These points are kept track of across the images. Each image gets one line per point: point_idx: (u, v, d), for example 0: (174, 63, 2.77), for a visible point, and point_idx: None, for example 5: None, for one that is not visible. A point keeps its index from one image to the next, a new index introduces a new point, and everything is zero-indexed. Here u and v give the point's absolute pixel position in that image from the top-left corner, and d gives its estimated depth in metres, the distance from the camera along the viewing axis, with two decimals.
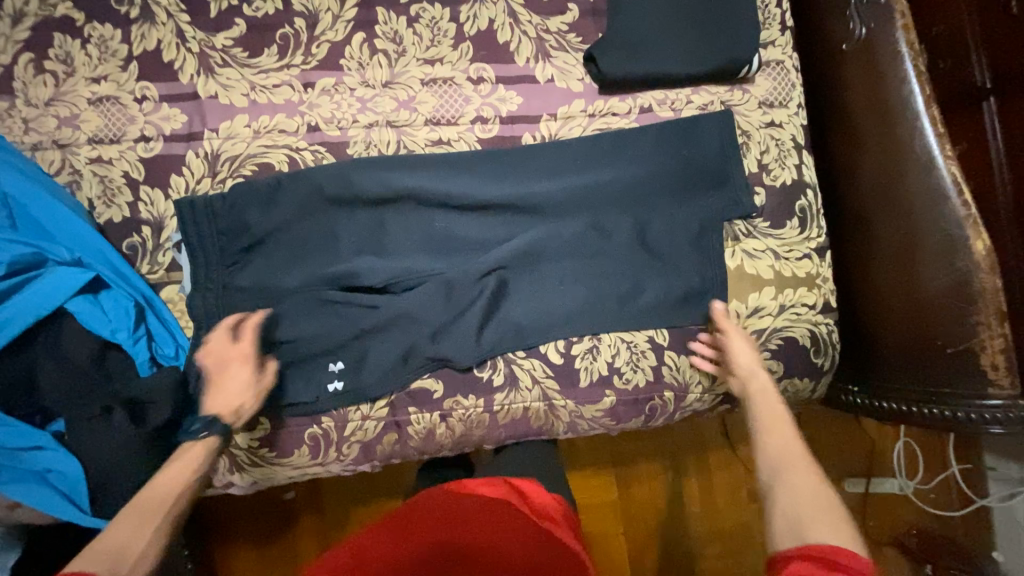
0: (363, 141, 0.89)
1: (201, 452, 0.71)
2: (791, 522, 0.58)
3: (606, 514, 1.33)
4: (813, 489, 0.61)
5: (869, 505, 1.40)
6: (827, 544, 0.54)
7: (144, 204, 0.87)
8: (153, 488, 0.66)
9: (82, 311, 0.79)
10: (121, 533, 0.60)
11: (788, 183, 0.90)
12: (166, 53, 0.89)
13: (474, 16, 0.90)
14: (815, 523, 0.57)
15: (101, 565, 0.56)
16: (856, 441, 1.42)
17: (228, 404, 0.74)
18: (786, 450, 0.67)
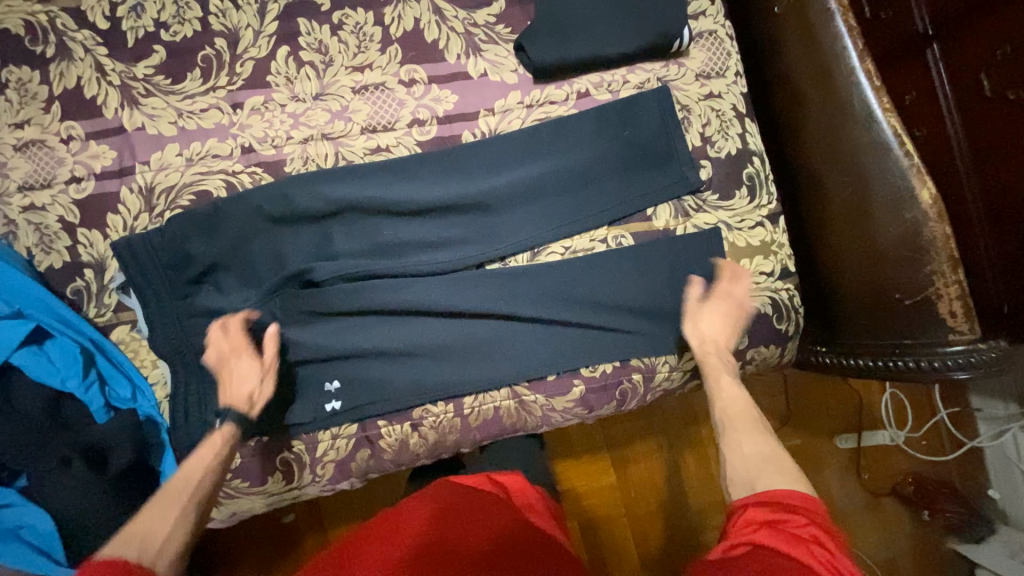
0: (300, 157, 0.87)
1: (222, 443, 0.71)
2: (744, 475, 0.63)
3: (605, 498, 1.33)
4: (761, 447, 0.67)
5: (861, 458, 1.41)
6: (778, 490, 0.59)
7: (84, 247, 0.85)
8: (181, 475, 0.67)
9: (28, 364, 0.77)
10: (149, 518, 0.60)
11: (733, 153, 0.89)
12: (88, 89, 0.86)
13: (398, 17, 0.88)
14: (763, 475, 0.62)
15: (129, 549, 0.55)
16: (842, 397, 1.43)
17: (238, 394, 0.76)
18: (734, 411, 0.73)
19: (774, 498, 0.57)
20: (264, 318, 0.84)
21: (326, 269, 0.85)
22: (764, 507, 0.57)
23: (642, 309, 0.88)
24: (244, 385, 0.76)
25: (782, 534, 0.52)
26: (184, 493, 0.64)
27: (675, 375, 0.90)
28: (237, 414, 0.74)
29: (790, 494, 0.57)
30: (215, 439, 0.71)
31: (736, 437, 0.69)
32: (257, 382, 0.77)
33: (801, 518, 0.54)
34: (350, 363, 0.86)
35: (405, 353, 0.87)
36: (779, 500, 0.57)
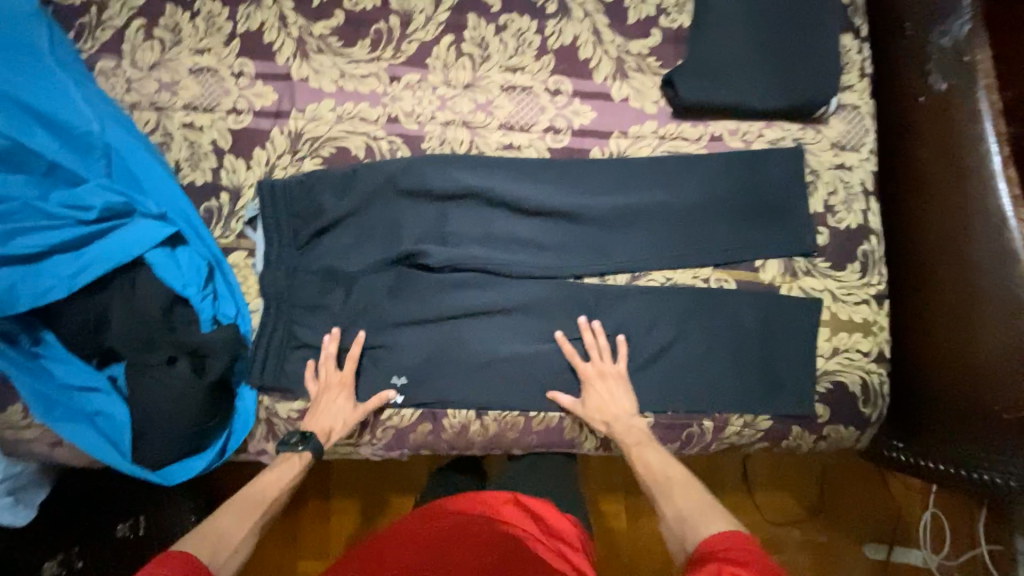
0: (438, 137, 0.92)
1: (296, 467, 0.78)
2: (677, 529, 0.65)
3: (610, 540, 1.30)
4: (686, 499, 0.68)
5: (887, 574, 1.33)
6: (702, 543, 0.60)
7: (226, 171, 0.91)
8: (256, 486, 0.74)
9: (159, 263, 0.81)
10: (226, 522, 0.67)
11: (853, 227, 0.89)
12: (267, 35, 0.94)
13: (559, 31, 0.93)
14: (700, 525, 0.63)
15: (205, 548, 0.63)
16: (877, 503, 1.37)
17: (321, 425, 0.81)
18: (663, 471, 0.74)
19: (700, 556, 0.58)
20: (372, 277, 0.88)
21: (437, 245, 0.88)
22: (691, 573, 0.56)
23: (731, 357, 0.86)
24: (331, 420, 0.82)
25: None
26: (258, 508, 0.71)
27: (746, 432, 0.87)
28: (317, 444, 0.80)
29: (714, 542, 0.59)
30: (291, 462, 0.78)
31: (662, 498, 0.71)
32: (341, 423, 0.82)
33: (718, 566, 0.54)
34: (433, 340, 0.88)
35: (486, 343, 0.88)
36: (707, 551, 0.58)
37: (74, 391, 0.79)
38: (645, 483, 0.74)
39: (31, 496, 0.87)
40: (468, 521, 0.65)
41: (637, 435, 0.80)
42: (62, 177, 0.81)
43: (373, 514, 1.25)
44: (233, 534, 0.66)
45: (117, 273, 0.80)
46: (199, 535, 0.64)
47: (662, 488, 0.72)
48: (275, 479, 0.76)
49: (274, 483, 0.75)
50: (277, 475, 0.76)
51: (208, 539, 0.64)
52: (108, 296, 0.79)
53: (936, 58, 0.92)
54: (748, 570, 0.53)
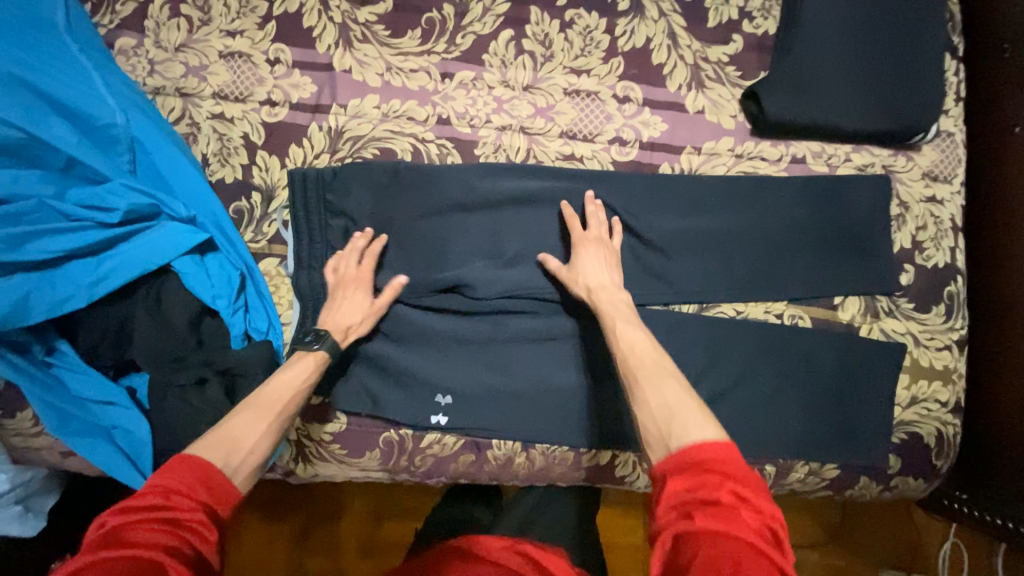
0: (493, 143, 0.84)
1: (309, 366, 0.68)
2: (656, 431, 0.56)
3: (628, 559, 1.21)
4: (665, 394, 0.59)
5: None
6: (691, 445, 0.52)
7: (259, 169, 0.83)
8: (271, 387, 0.64)
9: (187, 272, 0.73)
10: (239, 424, 0.59)
11: (940, 266, 0.82)
12: (307, 19, 0.85)
13: (631, 31, 0.84)
14: (684, 421, 0.55)
15: (217, 453, 0.54)
16: (902, 534, 1.29)
17: (340, 322, 0.74)
18: (646, 357, 0.64)
19: (690, 457, 0.51)
20: (415, 296, 0.80)
21: (492, 263, 0.81)
22: (684, 474, 0.50)
23: (799, 399, 0.80)
24: (347, 317, 0.74)
25: (719, 510, 0.46)
26: (277, 408, 0.62)
27: (810, 480, 0.81)
28: (334, 342, 0.71)
29: (702, 446, 0.51)
30: (308, 360, 0.69)
31: (641, 384, 0.61)
32: (358, 320, 0.75)
33: (719, 479, 0.48)
34: (480, 365, 0.81)
35: (538, 372, 0.81)
36: (694, 456, 0.51)
37: (91, 404, 0.72)
38: (622, 370, 0.65)
39: (40, 502, 0.84)
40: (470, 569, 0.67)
41: (623, 311, 0.72)
42: (81, 175, 0.73)
43: (383, 520, 1.14)
44: (250, 433, 0.58)
45: (140, 280, 0.72)
46: (212, 436, 0.57)
47: (650, 373, 0.62)
48: (291, 378, 0.66)
49: (291, 383, 0.65)
50: (288, 375, 0.66)
51: (221, 444, 0.56)
52: (131, 304, 0.72)
53: None
54: (747, 486, 0.48)
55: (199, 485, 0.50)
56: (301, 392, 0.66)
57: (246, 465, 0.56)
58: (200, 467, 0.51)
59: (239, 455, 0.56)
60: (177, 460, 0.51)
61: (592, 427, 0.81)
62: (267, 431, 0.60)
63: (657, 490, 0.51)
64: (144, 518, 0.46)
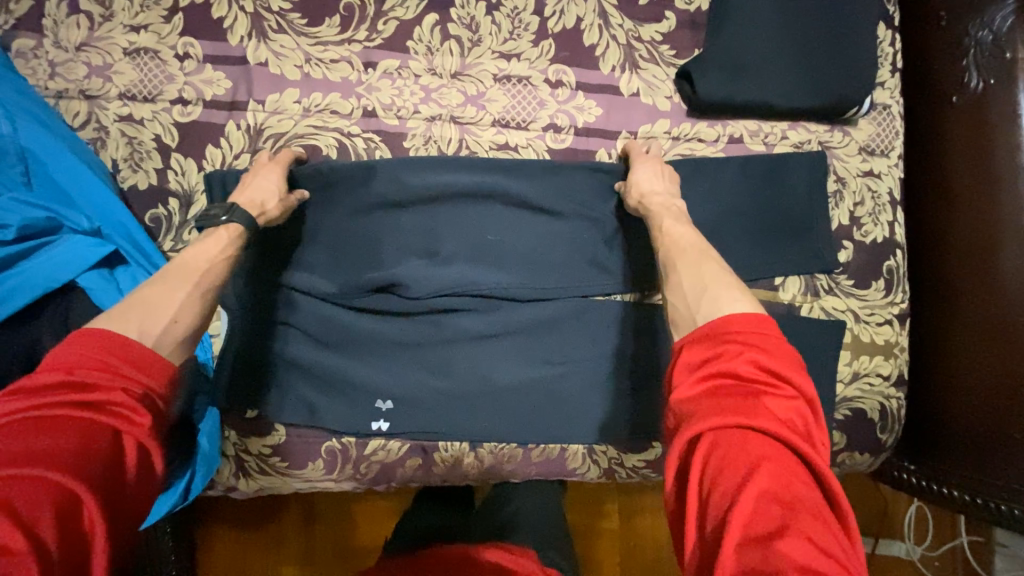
0: (423, 136, 0.80)
1: (225, 238, 0.62)
2: (685, 312, 0.55)
3: (603, 544, 1.23)
4: (707, 271, 0.58)
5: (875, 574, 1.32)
6: (720, 319, 0.50)
7: (174, 173, 0.78)
8: (187, 257, 0.58)
9: (93, 288, 0.68)
10: (157, 290, 0.52)
11: (879, 241, 0.82)
12: (216, 9, 0.80)
13: (560, 12, 0.81)
14: (720, 298, 0.53)
15: (132, 319, 0.48)
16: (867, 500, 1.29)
17: (250, 198, 0.68)
18: (691, 245, 0.63)
19: (713, 330, 0.50)
20: (347, 300, 0.77)
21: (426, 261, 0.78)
22: (705, 348, 0.49)
23: None
24: (257, 195, 0.69)
25: (737, 389, 0.45)
26: (194, 275, 0.56)
27: None
28: (246, 212, 0.66)
29: (732, 323, 0.49)
30: (221, 231, 0.63)
31: (678, 269, 0.60)
32: (273, 198, 0.70)
33: (745, 353, 0.47)
34: (421, 366, 0.79)
35: (482, 369, 0.79)
36: (721, 337, 0.49)
37: None
38: (662, 257, 0.64)
39: None
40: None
41: (674, 211, 0.69)
42: None
43: (357, 522, 1.11)
44: (171, 299, 0.52)
45: (45, 300, 0.68)
46: (127, 302, 0.50)
47: (691, 258, 0.61)
48: (204, 251, 0.60)
49: (204, 256, 0.59)
50: (200, 249, 0.60)
51: (136, 309, 0.50)
52: (35, 326, 0.67)
53: (974, 53, 0.83)
54: (770, 358, 0.47)
55: (111, 360, 0.44)
56: (220, 261, 0.59)
57: (170, 340, 0.50)
58: (118, 341, 0.45)
59: (159, 323, 0.49)
60: (82, 335, 0.45)
61: (540, 423, 0.79)
62: (190, 298, 0.54)
63: (673, 364, 0.50)
64: (58, 399, 0.41)
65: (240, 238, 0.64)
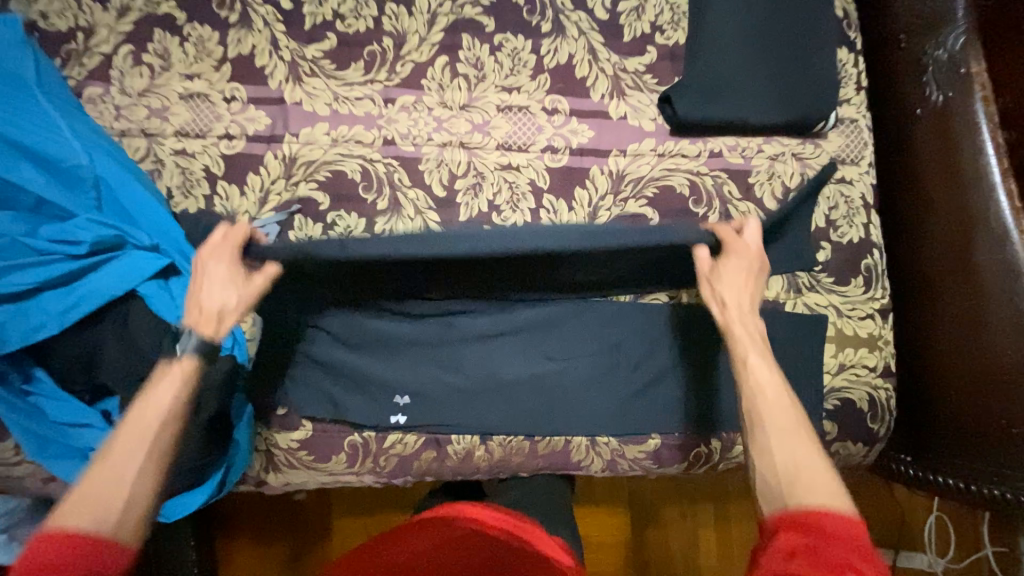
0: (435, 159, 0.91)
1: (184, 375, 0.65)
2: (777, 487, 0.57)
3: (615, 556, 1.29)
4: (806, 452, 0.60)
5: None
6: (817, 510, 0.53)
7: (220, 198, 0.89)
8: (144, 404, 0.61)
9: (151, 295, 0.77)
10: (115, 462, 0.56)
11: (855, 241, 0.88)
12: (259, 59, 0.93)
13: (554, 50, 0.93)
14: (812, 486, 0.56)
15: (88, 517, 0.52)
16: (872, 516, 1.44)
17: (212, 303, 0.70)
18: (782, 407, 0.63)
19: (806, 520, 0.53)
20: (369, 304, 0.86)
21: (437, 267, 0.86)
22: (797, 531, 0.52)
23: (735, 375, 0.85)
24: (221, 294, 0.71)
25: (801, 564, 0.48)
26: (153, 423, 0.60)
27: None
28: (201, 335, 0.67)
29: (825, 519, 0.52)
30: (174, 369, 0.64)
31: (768, 435, 0.62)
32: (233, 296, 0.72)
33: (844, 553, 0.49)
34: (435, 363, 0.86)
35: (491, 366, 0.86)
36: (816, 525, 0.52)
37: (67, 427, 0.78)
38: (746, 407, 0.65)
39: (22, 531, 0.94)
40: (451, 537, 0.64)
41: (759, 344, 0.70)
42: (50, 213, 0.79)
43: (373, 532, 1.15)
44: (127, 471, 0.56)
45: (106, 306, 0.77)
46: (81, 489, 0.54)
47: (785, 427, 0.62)
48: (164, 391, 0.63)
49: (161, 403, 0.61)
50: (162, 389, 0.63)
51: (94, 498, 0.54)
52: (99, 329, 0.77)
53: (931, 71, 0.92)
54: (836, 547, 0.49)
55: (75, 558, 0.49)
56: (176, 404, 0.62)
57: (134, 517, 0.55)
58: (68, 540, 0.50)
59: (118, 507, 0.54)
60: (39, 539, 0.50)
61: (546, 417, 0.86)
62: (147, 467, 0.57)
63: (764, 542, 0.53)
64: None
65: (196, 364, 0.66)
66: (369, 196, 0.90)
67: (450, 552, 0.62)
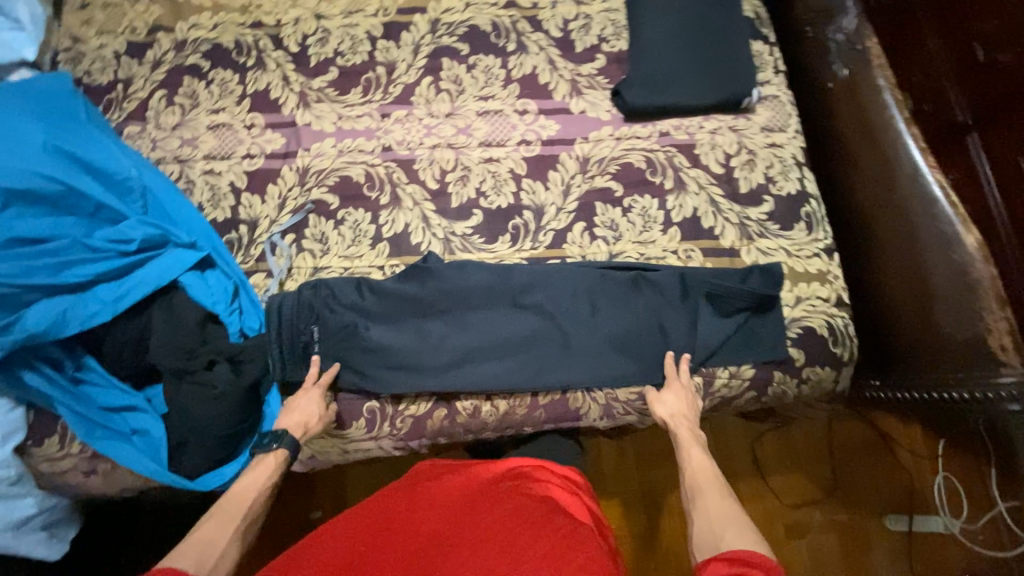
0: (427, 159, 1.06)
1: (274, 463, 0.83)
2: (710, 539, 0.73)
3: (633, 548, 1.40)
4: (723, 507, 0.77)
5: (915, 547, 1.53)
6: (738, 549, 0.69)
7: (244, 207, 1.03)
8: (239, 490, 0.79)
9: (192, 283, 0.92)
10: (208, 530, 0.72)
11: (792, 193, 1.02)
12: (273, 92, 1.11)
13: (520, 64, 1.11)
14: (729, 531, 0.72)
15: (189, 561, 0.68)
16: (880, 484, 1.59)
17: (299, 421, 0.87)
18: (705, 475, 0.83)
19: (738, 556, 0.66)
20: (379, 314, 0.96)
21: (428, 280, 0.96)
22: (726, 561, 0.66)
23: (704, 315, 0.96)
24: (306, 412, 0.87)
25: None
26: (238, 514, 0.75)
27: (734, 383, 0.96)
28: (293, 439, 0.84)
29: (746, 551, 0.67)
30: (270, 459, 0.83)
31: (700, 501, 0.80)
32: (317, 411, 0.88)
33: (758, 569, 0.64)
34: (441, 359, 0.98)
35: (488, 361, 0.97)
36: (741, 557, 0.66)
37: (116, 408, 0.90)
38: (687, 479, 0.84)
39: (64, 531, 0.96)
40: (475, 485, 0.85)
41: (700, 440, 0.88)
42: (105, 218, 0.92)
43: None
44: (220, 538, 0.71)
45: (152, 297, 0.91)
46: (187, 544, 0.70)
47: (710, 489, 0.81)
48: (254, 481, 0.80)
49: (253, 486, 0.80)
50: (252, 478, 0.81)
51: (193, 550, 0.69)
52: (148, 317, 0.90)
53: (835, 52, 1.10)
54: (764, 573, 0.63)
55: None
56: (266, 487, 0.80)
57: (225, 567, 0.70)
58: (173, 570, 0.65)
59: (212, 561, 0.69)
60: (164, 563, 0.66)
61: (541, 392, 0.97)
62: (235, 536, 0.73)
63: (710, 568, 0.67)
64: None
65: (285, 460, 0.84)
66: (372, 194, 1.04)
67: (472, 500, 0.81)
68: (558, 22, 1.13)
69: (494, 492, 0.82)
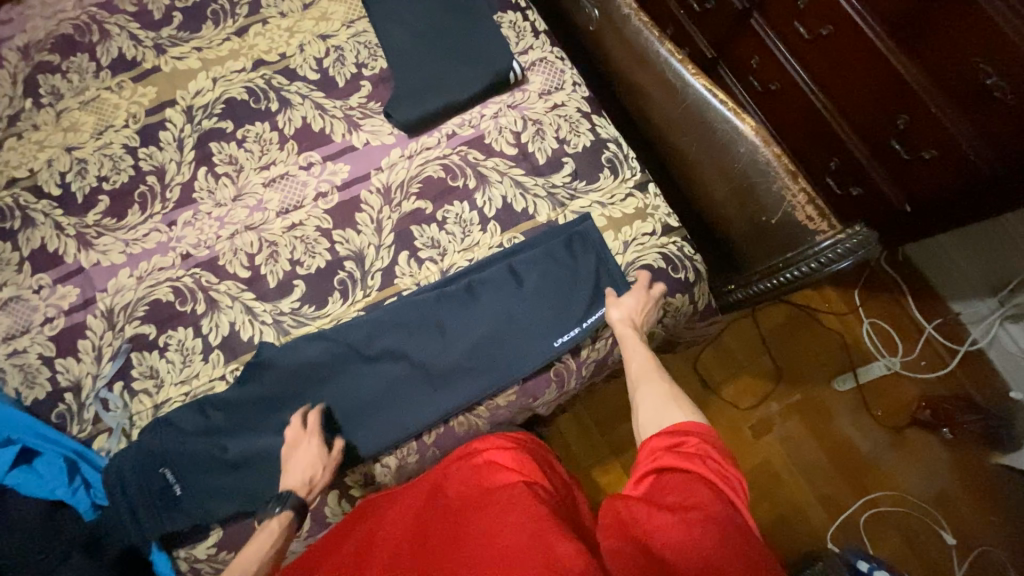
0: (230, 250, 1.01)
1: (281, 527, 0.79)
2: (651, 419, 0.72)
3: None
4: (660, 388, 0.76)
5: (867, 396, 1.57)
6: (682, 422, 0.69)
7: (61, 373, 0.96)
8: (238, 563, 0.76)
9: (21, 480, 0.89)
10: None
11: (588, 145, 1.03)
12: (51, 245, 1.03)
13: (289, 119, 1.07)
14: (669, 413, 0.71)
15: None
16: (818, 355, 1.61)
17: (301, 480, 0.83)
18: (643, 366, 0.81)
19: (676, 430, 0.68)
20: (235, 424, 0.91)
21: (269, 370, 0.92)
22: (666, 436, 0.67)
23: (547, 294, 0.96)
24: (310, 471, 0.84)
25: (679, 459, 0.64)
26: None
27: (598, 344, 0.99)
28: (297, 499, 0.81)
29: (687, 424, 0.68)
30: (274, 525, 0.79)
31: (639, 388, 0.78)
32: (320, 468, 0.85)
33: (696, 441, 0.65)
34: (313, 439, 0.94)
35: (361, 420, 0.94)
36: (680, 429, 0.68)
37: None
38: (627, 371, 0.82)
39: None
40: (439, 474, 0.83)
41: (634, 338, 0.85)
42: None
43: None
44: None
45: None
46: None
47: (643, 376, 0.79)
48: (256, 550, 0.77)
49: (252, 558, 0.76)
50: (255, 545, 0.77)
51: None
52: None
53: None
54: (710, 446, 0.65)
55: None
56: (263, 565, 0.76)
57: None
58: None
59: None
60: None
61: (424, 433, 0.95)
62: None
63: (655, 444, 0.67)
64: None
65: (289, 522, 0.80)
66: (187, 308, 0.98)
67: (433, 491, 0.79)
68: (311, 64, 1.10)
69: (454, 475, 0.80)
